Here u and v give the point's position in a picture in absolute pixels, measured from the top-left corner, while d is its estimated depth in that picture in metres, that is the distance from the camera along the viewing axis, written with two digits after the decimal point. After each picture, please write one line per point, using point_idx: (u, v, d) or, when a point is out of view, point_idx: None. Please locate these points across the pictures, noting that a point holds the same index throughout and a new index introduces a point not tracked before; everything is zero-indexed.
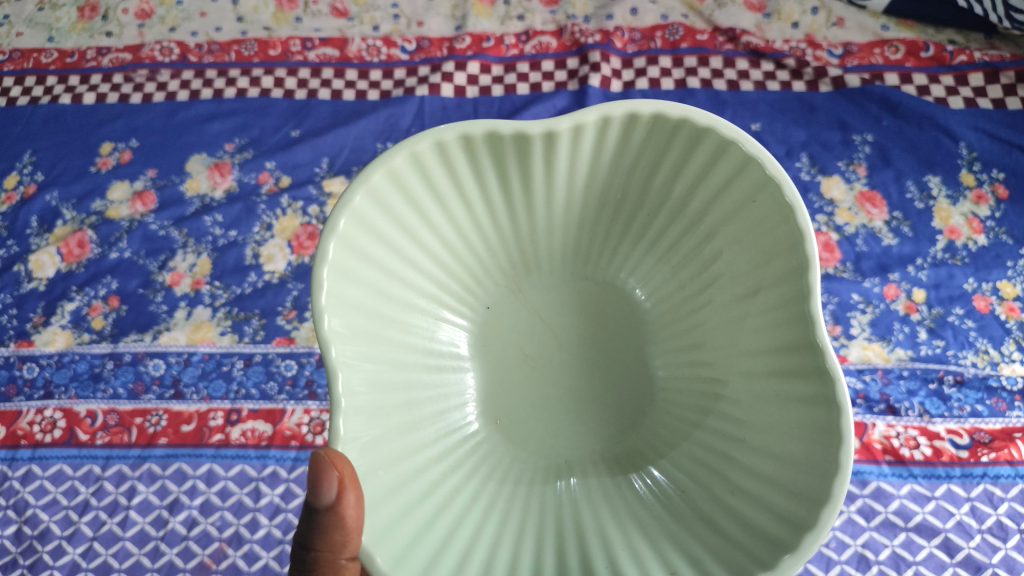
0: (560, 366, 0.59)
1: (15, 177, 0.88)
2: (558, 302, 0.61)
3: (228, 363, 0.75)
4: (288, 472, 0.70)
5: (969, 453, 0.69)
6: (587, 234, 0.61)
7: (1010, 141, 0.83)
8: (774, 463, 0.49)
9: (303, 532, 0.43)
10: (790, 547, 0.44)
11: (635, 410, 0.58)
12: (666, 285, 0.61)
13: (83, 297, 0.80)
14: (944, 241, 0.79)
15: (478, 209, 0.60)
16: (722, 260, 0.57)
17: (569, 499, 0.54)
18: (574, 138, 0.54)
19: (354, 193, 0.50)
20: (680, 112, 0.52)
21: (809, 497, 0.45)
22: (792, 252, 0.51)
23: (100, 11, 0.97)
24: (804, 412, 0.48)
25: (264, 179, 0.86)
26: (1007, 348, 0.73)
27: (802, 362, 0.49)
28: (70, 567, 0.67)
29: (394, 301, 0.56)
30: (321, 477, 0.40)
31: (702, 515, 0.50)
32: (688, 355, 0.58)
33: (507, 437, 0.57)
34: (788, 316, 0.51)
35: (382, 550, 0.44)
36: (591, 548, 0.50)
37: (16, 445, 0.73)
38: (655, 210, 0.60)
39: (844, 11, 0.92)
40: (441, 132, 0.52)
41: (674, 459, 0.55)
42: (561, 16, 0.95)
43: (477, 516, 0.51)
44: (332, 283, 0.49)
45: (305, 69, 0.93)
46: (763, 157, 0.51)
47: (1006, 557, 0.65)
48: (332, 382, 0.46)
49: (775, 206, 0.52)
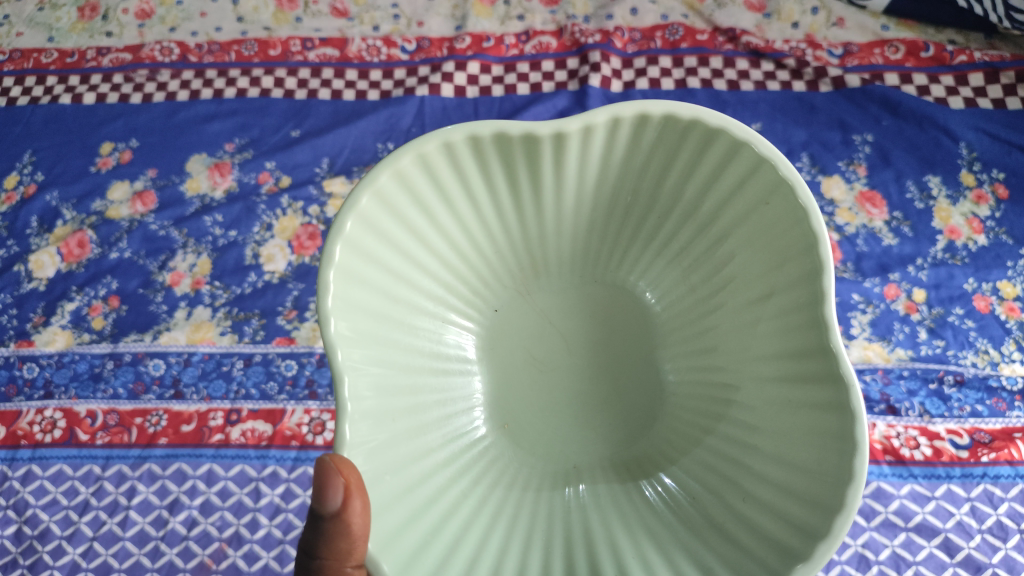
0: (568, 369, 0.59)
1: (15, 177, 0.88)
2: (567, 304, 0.62)
3: (228, 363, 0.75)
4: (288, 472, 0.70)
5: (970, 453, 0.69)
6: (596, 236, 0.61)
7: (1010, 141, 0.83)
8: (787, 470, 0.49)
9: (309, 541, 0.42)
10: (802, 556, 0.44)
11: (645, 415, 0.58)
12: (676, 289, 0.61)
13: (83, 297, 0.79)
14: (944, 241, 0.79)
15: (486, 211, 0.60)
16: (734, 263, 0.57)
17: (577, 505, 0.54)
18: (584, 139, 0.54)
19: (361, 194, 0.50)
20: (691, 113, 0.52)
21: (823, 506, 0.45)
22: (804, 256, 0.51)
23: (100, 10, 0.97)
24: (817, 418, 0.48)
25: (264, 179, 0.86)
26: (1007, 348, 0.73)
27: (816, 368, 0.49)
28: (70, 567, 0.67)
29: (401, 303, 0.56)
30: (326, 484, 0.40)
31: (713, 522, 0.50)
32: (699, 360, 0.58)
33: (514, 441, 0.57)
34: (802, 321, 0.51)
35: (388, 556, 0.44)
36: (602, 557, 0.50)
37: (16, 445, 0.73)
38: (666, 212, 0.60)
39: (844, 11, 0.92)
40: (450, 133, 0.52)
41: (684, 466, 0.55)
42: (561, 16, 0.95)
43: (483, 523, 0.51)
44: (339, 286, 0.49)
45: (305, 69, 0.93)
46: (777, 158, 0.51)
47: (1006, 557, 0.65)
48: (338, 387, 0.46)
49: (789, 208, 0.52)
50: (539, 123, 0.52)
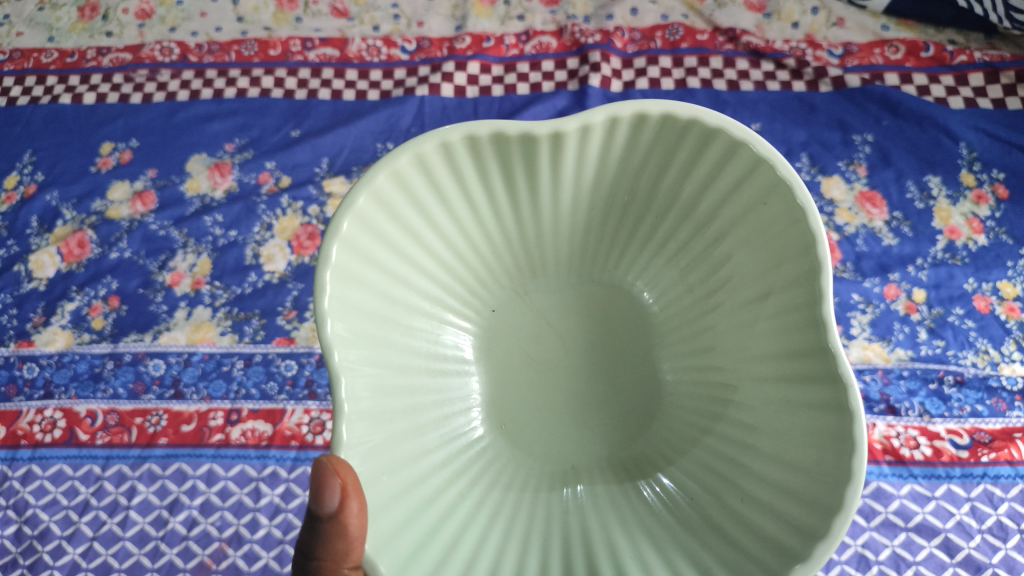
0: (566, 370, 0.60)
1: (15, 177, 0.88)
2: (565, 305, 0.61)
3: (228, 363, 0.75)
4: (288, 472, 0.70)
5: (970, 453, 0.69)
6: (594, 236, 0.61)
7: (1011, 141, 0.83)
8: (785, 470, 0.49)
9: (306, 541, 0.43)
10: (801, 557, 0.44)
11: (642, 416, 0.58)
12: (673, 289, 0.61)
13: (83, 297, 0.80)
14: (944, 241, 0.79)
15: (484, 211, 0.60)
16: (732, 262, 0.57)
17: (575, 506, 0.54)
18: (582, 138, 0.54)
19: (358, 194, 0.50)
20: (689, 112, 0.52)
21: (821, 506, 0.45)
22: (802, 256, 0.51)
23: (100, 10, 0.97)
24: (815, 418, 0.48)
25: (264, 180, 0.86)
26: (1007, 348, 0.73)
27: (814, 368, 0.49)
28: (70, 567, 0.67)
29: (398, 303, 0.56)
30: (323, 485, 0.40)
31: (711, 523, 0.50)
32: (697, 360, 0.58)
33: (512, 442, 0.57)
34: (799, 321, 0.51)
35: (386, 557, 0.44)
36: (600, 557, 0.50)
37: (16, 445, 0.73)
38: (663, 212, 0.60)
39: (844, 10, 0.92)
40: (447, 132, 0.52)
41: (682, 466, 0.55)
42: (561, 16, 0.95)
43: (482, 524, 0.51)
44: (336, 286, 0.49)
45: (305, 69, 0.93)
46: (775, 158, 0.51)
47: (1006, 557, 0.65)
48: (335, 387, 0.46)
49: (786, 208, 0.52)
50: (537, 123, 0.52)
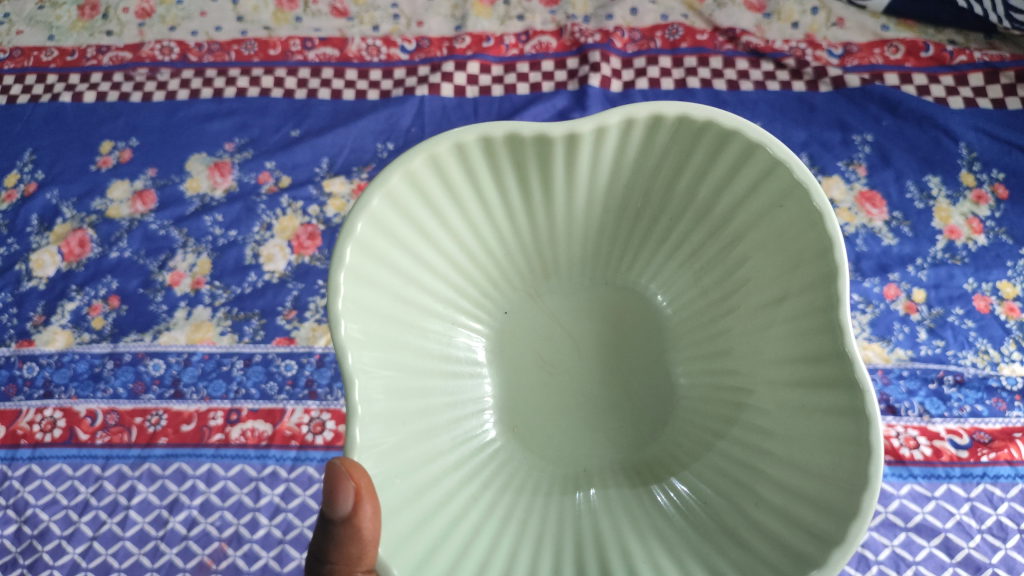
0: (579, 372, 0.60)
1: (15, 176, 0.88)
2: (578, 307, 0.62)
3: (228, 363, 0.75)
4: (288, 472, 0.70)
5: (969, 453, 0.69)
6: (608, 238, 0.61)
7: (1010, 141, 0.83)
8: (801, 475, 0.49)
9: (319, 545, 0.42)
10: (817, 563, 0.44)
11: (656, 419, 0.58)
12: (687, 291, 0.61)
13: (83, 296, 0.79)
14: (944, 241, 0.79)
15: (498, 213, 0.60)
16: (747, 265, 0.57)
17: (588, 510, 0.54)
18: (597, 140, 0.54)
19: (372, 195, 0.50)
20: (705, 114, 0.52)
21: (837, 512, 0.45)
22: (819, 260, 0.51)
23: (100, 9, 0.97)
24: (832, 423, 0.48)
25: (264, 179, 0.86)
26: (1007, 348, 0.73)
27: (831, 372, 0.49)
28: (70, 567, 0.67)
29: (412, 305, 0.56)
30: (337, 488, 0.40)
31: (725, 527, 0.50)
32: (710, 363, 0.58)
33: (524, 444, 0.57)
34: (816, 325, 0.51)
35: (399, 560, 0.44)
36: (612, 559, 0.50)
37: (16, 444, 0.73)
38: (677, 214, 0.60)
39: (844, 11, 0.92)
40: (462, 134, 0.52)
41: (695, 470, 0.55)
42: (561, 16, 0.95)
43: (493, 528, 0.51)
44: (350, 288, 0.49)
45: (305, 69, 0.93)
46: (792, 161, 0.51)
47: (1006, 557, 0.65)
48: (349, 390, 0.46)
49: (803, 211, 0.51)
50: (551, 124, 0.52)
